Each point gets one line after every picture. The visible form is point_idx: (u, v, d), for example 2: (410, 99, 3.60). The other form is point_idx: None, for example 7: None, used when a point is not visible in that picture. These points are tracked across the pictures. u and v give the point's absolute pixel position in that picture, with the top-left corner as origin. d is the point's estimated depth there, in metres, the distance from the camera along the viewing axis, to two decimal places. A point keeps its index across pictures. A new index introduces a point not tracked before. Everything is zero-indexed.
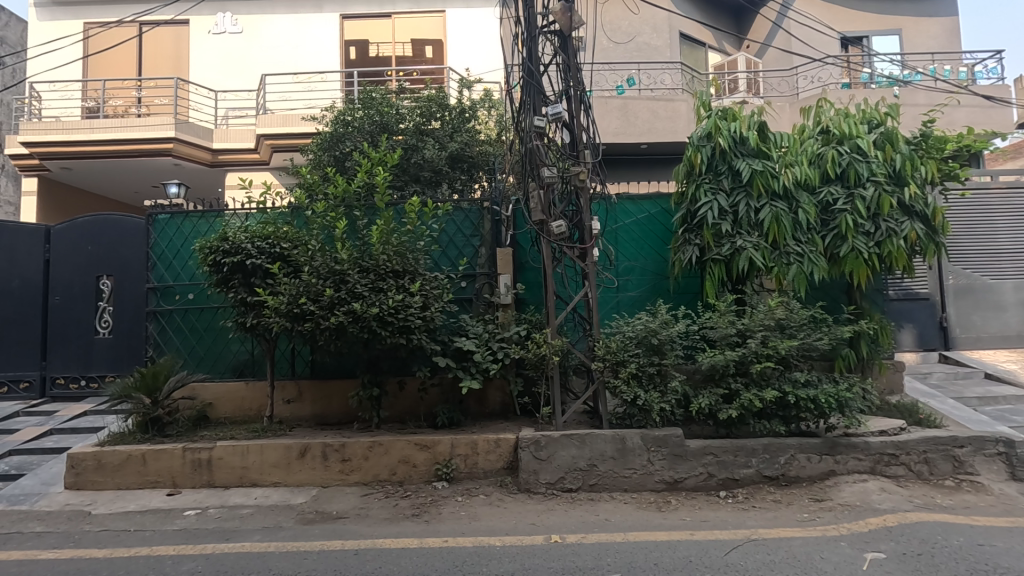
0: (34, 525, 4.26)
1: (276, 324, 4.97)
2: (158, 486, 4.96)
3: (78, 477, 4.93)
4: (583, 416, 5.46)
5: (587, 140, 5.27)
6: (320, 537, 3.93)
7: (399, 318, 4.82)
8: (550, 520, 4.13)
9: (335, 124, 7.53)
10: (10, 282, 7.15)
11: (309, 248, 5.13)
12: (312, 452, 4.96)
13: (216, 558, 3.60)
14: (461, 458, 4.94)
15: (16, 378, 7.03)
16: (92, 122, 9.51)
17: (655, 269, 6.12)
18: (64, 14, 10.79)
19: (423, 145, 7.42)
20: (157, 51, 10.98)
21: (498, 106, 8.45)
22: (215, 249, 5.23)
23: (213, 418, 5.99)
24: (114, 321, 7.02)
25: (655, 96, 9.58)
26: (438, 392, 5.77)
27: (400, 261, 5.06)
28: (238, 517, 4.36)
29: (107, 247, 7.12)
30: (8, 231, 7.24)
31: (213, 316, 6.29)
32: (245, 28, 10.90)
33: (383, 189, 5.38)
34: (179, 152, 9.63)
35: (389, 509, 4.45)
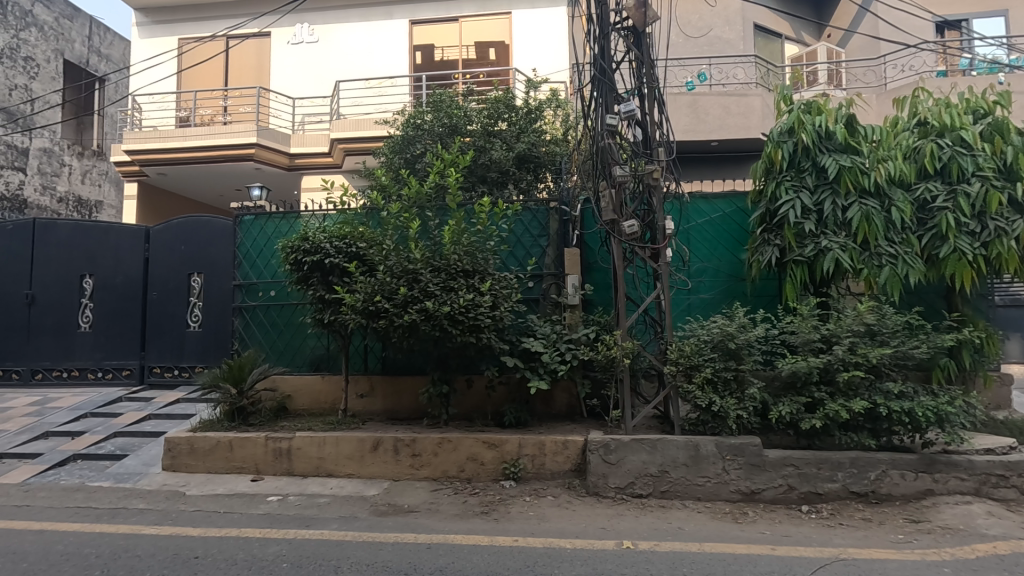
0: (137, 502, 4.63)
1: (351, 321, 5.15)
2: (243, 472, 5.26)
3: (174, 459, 5.31)
4: (653, 421, 5.34)
5: (661, 137, 5.14)
6: (393, 530, 4.03)
7: (470, 317, 4.87)
8: (620, 526, 4.06)
9: (406, 127, 7.72)
10: (116, 278, 7.83)
11: (383, 248, 5.29)
12: (383, 446, 5.12)
13: (299, 544, 3.77)
14: (528, 458, 4.94)
15: (120, 366, 7.69)
16: (184, 131, 10.21)
17: (729, 271, 5.89)
18: (162, 31, 11.67)
19: (491, 146, 7.49)
20: (242, 63, 11.68)
21: (565, 105, 8.40)
22: (296, 248, 5.49)
23: (292, 409, 6.30)
24: (204, 316, 7.47)
25: (727, 91, 9.22)
26: (506, 392, 5.81)
27: (469, 261, 5.14)
28: (316, 505, 4.55)
29: (198, 246, 7.59)
30: (115, 231, 7.92)
31: (292, 313, 6.62)
32: (320, 37, 11.40)
33: (454, 190, 5.48)
34: (260, 157, 10.21)
35: (459, 506, 4.51)
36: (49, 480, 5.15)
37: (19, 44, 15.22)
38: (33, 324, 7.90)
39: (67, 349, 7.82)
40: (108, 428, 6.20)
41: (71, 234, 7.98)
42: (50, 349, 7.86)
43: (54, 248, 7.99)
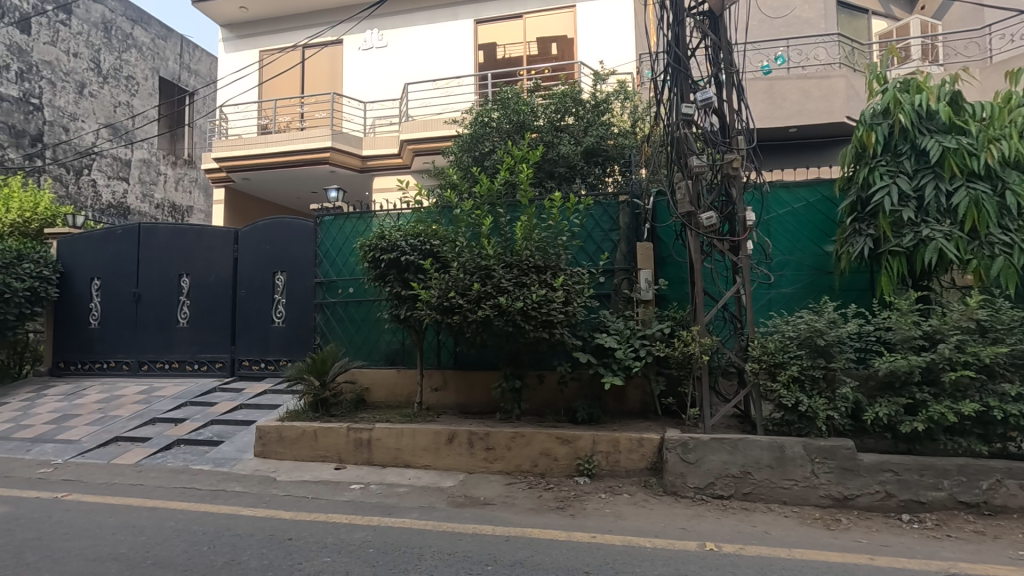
0: (235, 485, 4.98)
1: (427, 316, 5.27)
2: (327, 460, 5.52)
3: (264, 446, 5.65)
4: (732, 421, 5.15)
5: (741, 125, 4.94)
6: (471, 521, 4.11)
7: (542, 313, 4.88)
8: (701, 527, 3.94)
9: (474, 125, 7.73)
10: (210, 277, 8.44)
11: (457, 245, 5.39)
12: (458, 438, 5.22)
13: (382, 531, 3.92)
14: (602, 455, 4.90)
15: (213, 358, 8.28)
16: (266, 138, 10.83)
17: (814, 264, 5.58)
18: (245, 46, 12.43)
19: (558, 141, 7.43)
20: (318, 71, 12.24)
21: (634, 97, 8.22)
22: (373, 246, 5.68)
23: (370, 401, 6.56)
24: (287, 311, 7.89)
25: (807, 73, 8.70)
26: (577, 388, 5.77)
27: (542, 257, 5.14)
28: (397, 495, 4.72)
29: (281, 246, 8.01)
30: (207, 233, 8.52)
31: (369, 309, 6.91)
32: (389, 41, 11.76)
33: (526, 185, 5.49)
34: (335, 160, 10.64)
35: (533, 500, 4.53)
36: (157, 463, 5.63)
37: (122, 64, 16.70)
38: (140, 320, 8.65)
39: (168, 343, 8.50)
40: (205, 416, 6.70)
41: (170, 236, 8.66)
42: (153, 342, 8.57)
43: (156, 250, 8.70)
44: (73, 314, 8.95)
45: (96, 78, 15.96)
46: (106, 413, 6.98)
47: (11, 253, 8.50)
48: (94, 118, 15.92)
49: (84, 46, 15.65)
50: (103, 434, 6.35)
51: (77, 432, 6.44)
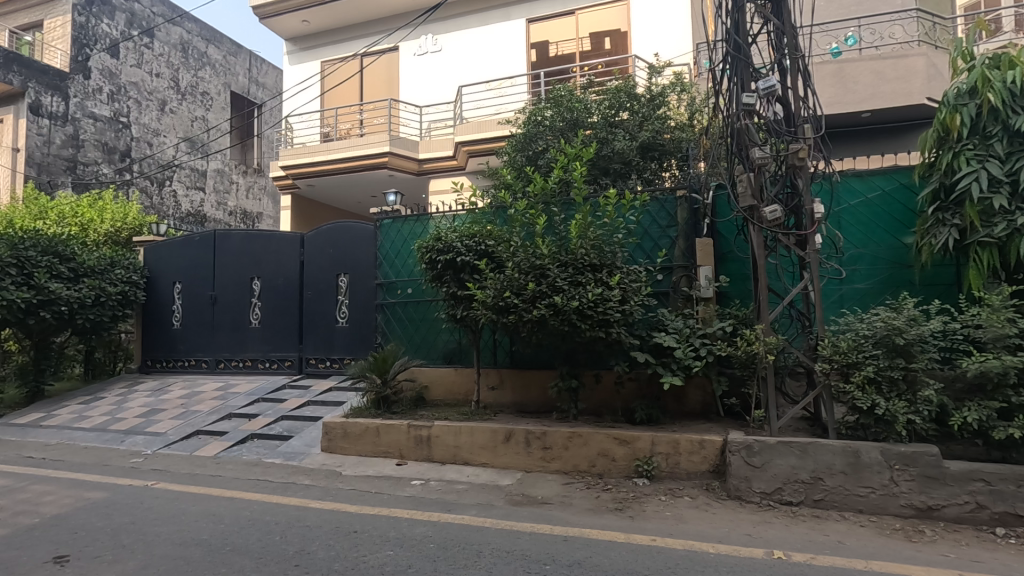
0: (304, 478, 5.23)
1: (483, 316, 5.32)
2: (389, 456, 5.69)
3: (331, 441, 5.89)
4: (801, 424, 4.91)
5: (807, 112, 4.69)
6: (528, 519, 4.13)
7: (599, 312, 4.83)
8: (768, 534, 3.77)
9: (527, 125, 7.68)
10: (279, 280, 8.88)
11: (512, 245, 5.41)
12: (516, 437, 5.25)
13: (442, 527, 4.00)
14: (662, 456, 4.79)
15: (282, 357, 8.71)
16: (328, 145, 11.26)
17: (890, 257, 5.23)
18: (308, 58, 12.99)
19: (613, 137, 7.30)
20: (375, 78, 12.62)
21: (691, 89, 7.98)
22: (430, 248, 5.79)
23: (429, 399, 6.71)
24: (350, 312, 8.19)
25: (882, 53, 8.14)
26: (635, 388, 5.68)
27: (597, 255, 5.09)
28: (456, 491, 4.80)
29: (343, 249, 8.32)
30: (276, 238, 8.97)
31: (427, 309, 7.08)
32: (443, 46, 11.97)
33: (580, 183, 5.45)
34: (393, 164, 10.93)
35: (591, 500, 4.49)
36: (234, 455, 5.99)
37: (197, 81, 17.85)
38: (217, 320, 9.22)
39: (242, 342, 9.01)
40: (276, 412, 7.05)
41: (243, 242, 9.18)
42: (229, 342, 9.11)
43: (230, 256, 9.24)
44: (159, 315, 9.64)
45: (176, 95, 17.15)
46: (188, 408, 7.49)
47: (106, 260, 9.16)
48: (174, 132, 17.10)
49: (165, 66, 16.85)
50: (186, 427, 6.81)
51: (164, 426, 6.94)
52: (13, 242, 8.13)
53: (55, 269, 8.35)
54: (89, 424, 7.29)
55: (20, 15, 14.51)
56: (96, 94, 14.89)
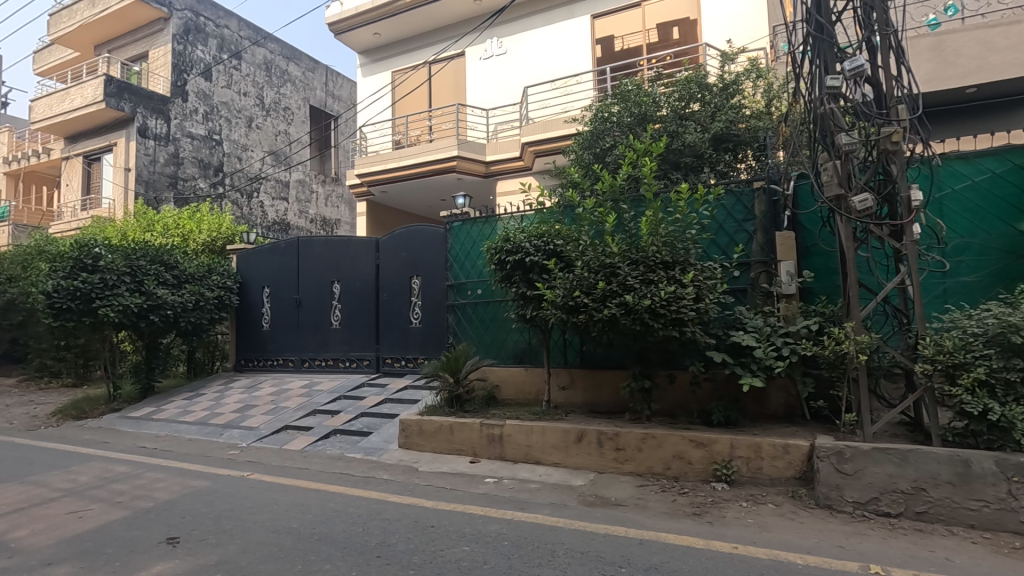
0: (383, 473, 5.45)
1: (552, 316, 5.30)
2: (462, 454, 5.81)
3: (407, 438, 6.10)
4: (899, 429, 4.55)
5: (902, 92, 4.33)
6: (602, 521, 4.08)
7: (672, 311, 4.70)
8: (863, 547, 3.52)
9: (594, 122, 7.53)
10: (357, 283, 9.31)
11: (580, 244, 5.38)
12: (588, 438, 5.21)
13: (517, 525, 4.03)
14: (742, 461, 4.59)
15: (361, 357, 9.12)
16: (399, 152, 11.64)
17: (1002, 246, 4.74)
18: (379, 69, 13.51)
19: (684, 130, 7.05)
20: (443, 84, 12.93)
21: (768, 75, 7.58)
22: (499, 249, 5.86)
23: (500, 398, 6.79)
24: (423, 313, 8.44)
25: (989, 21, 7.36)
26: (712, 388, 5.48)
27: (669, 252, 4.97)
28: (528, 490, 4.83)
29: (415, 252, 8.58)
30: (353, 243, 9.40)
31: (497, 309, 7.23)
32: (508, 48, 12.08)
33: (650, 179, 5.33)
34: (461, 168, 11.14)
35: (667, 504, 4.38)
36: (319, 449, 6.34)
37: (280, 98, 19.04)
38: (301, 322, 9.79)
39: (324, 342, 9.52)
40: (356, 409, 7.39)
41: (323, 247, 9.69)
42: (312, 342, 9.65)
43: (312, 261, 9.78)
44: (251, 318, 10.37)
45: (261, 112, 18.38)
46: (278, 404, 8.01)
47: (204, 267, 9.96)
48: (260, 147, 18.33)
49: (251, 86, 18.11)
50: (276, 422, 7.28)
51: (256, 420, 7.46)
52: (127, 253, 9.04)
53: (161, 276, 9.20)
54: (193, 418, 7.96)
55: (129, 48, 16.10)
56: (193, 115, 16.22)
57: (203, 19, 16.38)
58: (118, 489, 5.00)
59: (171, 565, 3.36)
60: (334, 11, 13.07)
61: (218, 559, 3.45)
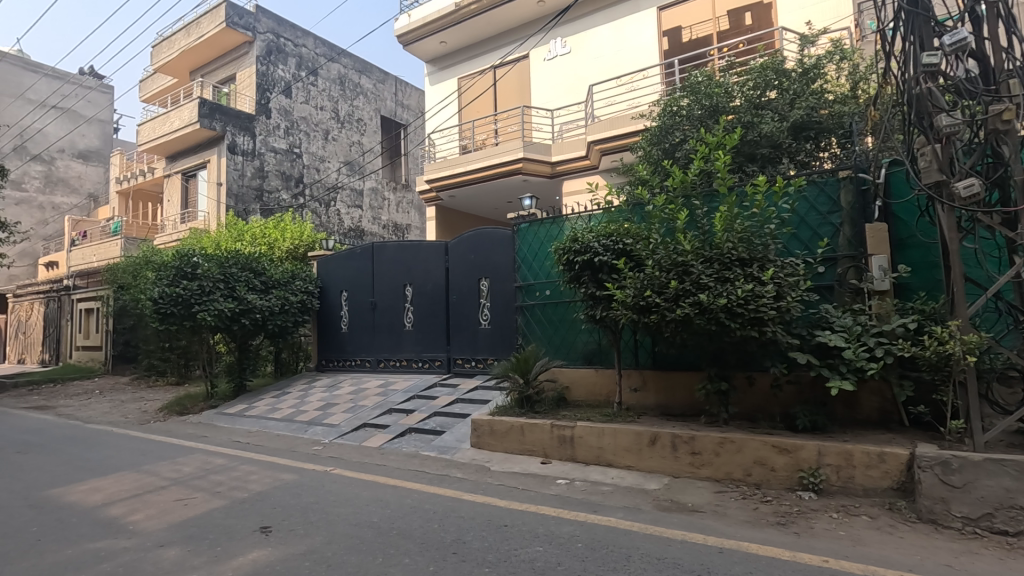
0: (457, 472, 5.57)
1: (623, 316, 5.20)
2: (533, 454, 5.83)
3: (479, 438, 6.18)
4: (1015, 438, 4.12)
5: (1013, 65, 3.92)
6: (679, 527, 3.97)
7: (750, 309, 4.49)
8: (975, 567, 3.20)
9: (663, 116, 7.30)
10: (428, 286, 9.58)
11: (650, 242, 5.25)
12: (662, 441, 5.08)
13: (590, 527, 4.00)
14: (831, 469, 4.32)
15: (433, 357, 9.37)
16: (466, 157, 11.86)
17: None
18: (446, 76, 13.84)
19: (760, 120, 6.70)
20: (508, 88, 13.04)
21: (852, 55, 7.08)
22: (567, 249, 5.82)
23: (571, 400, 6.76)
24: (492, 314, 8.56)
25: None
26: (796, 391, 5.19)
27: (746, 249, 4.76)
28: (601, 493, 4.78)
29: (484, 254, 8.70)
30: (424, 247, 9.67)
31: (566, 309, 7.24)
32: (572, 47, 12.03)
33: (724, 173, 5.12)
34: (527, 169, 11.19)
35: (748, 512, 4.18)
36: (395, 447, 6.57)
37: (353, 110, 19.94)
38: (377, 323, 10.19)
39: (398, 343, 9.86)
40: (430, 408, 7.59)
41: (396, 252, 10.03)
42: (387, 343, 10.02)
43: (386, 265, 10.15)
44: (330, 320, 10.90)
45: (336, 124, 19.33)
46: (356, 403, 8.38)
47: (289, 273, 10.58)
48: (336, 158, 19.28)
49: (327, 100, 19.09)
50: (355, 420, 7.63)
51: (337, 418, 7.84)
52: (221, 261, 9.80)
53: (251, 282, 9.88)
54: (280, 415, 8.48)
55: (220, 71, 17.43)
56: (276, 131, 17.31)
57: (283, 40, 17.43)
58: (216, 480, 5.42)
59: (265, 552, 3.60)
60: (402, 23, 13.53)
61: (306, 549, 3.65)
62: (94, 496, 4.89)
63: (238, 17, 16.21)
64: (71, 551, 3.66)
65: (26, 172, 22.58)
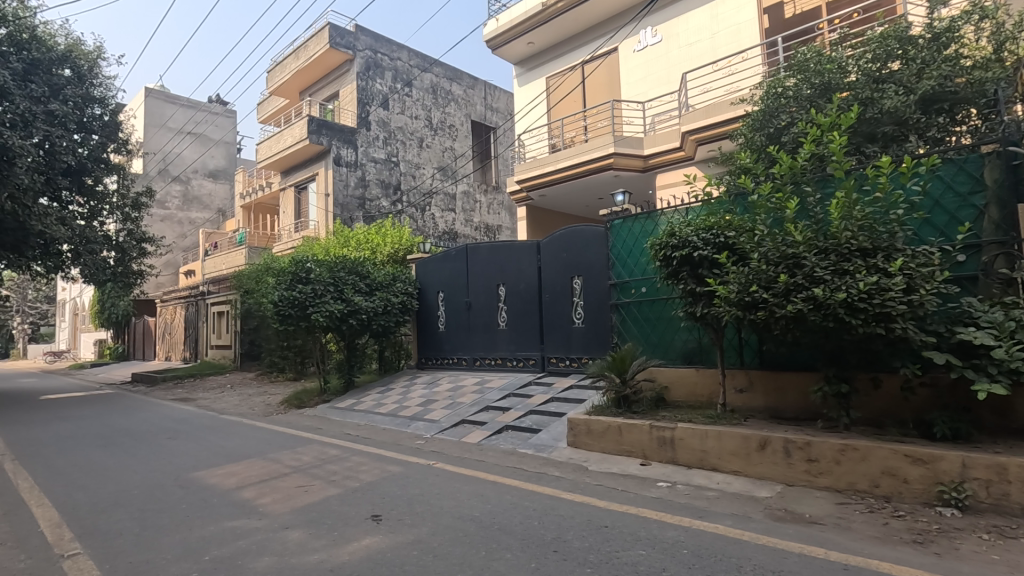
0: (554, 470, 5.57)
1: (726, 313, 4.92)
2: (632, 455, 5.68)
3: (575, 437, 6.14)
4: None
5: None
6: (795, 539, 3.69)
7: (875, 304, 4.08)
8: None
9: (767, 99, 6.82)
10: (521, 285, 9.69)
11: (755, 235, 4.93)
12: (773, 446, 4.76)
13: (695, 533, 3.83)
14: (979, 484, 3.82)
15: (527, 356, 9.46)
16: (556, 155, 11.84)
17: None
18: (534, 76, 13.91)
19: (881, 95, 6.06)
20: (597, 83, 12.86)
21: (996, 12, 6.18)
22: (664, 244, 5.61)
23: (670, 400, 6.54)
24: (585, 313, 8.47)
25: None
26: (932, 395, 4.66)
27: (868, 238, 4.33)
28: (706, 498, 4.56)
29: (576, 252, 8.62)
30: (517, 247, 9.77)
31: (663, 307, 7.03)
32: (664, 35, 11.64)
33: (840, 155, 4.70)
34: (618, 164, 10.97)
35: (877, 527, 3.80)
36: (493, 443, 6.72)
37: (445, 116, 20.65)
38: (472, 323, 10.47)
39: (493, 342, 10.06)
40: (525, 406, 7.66)
41: (489, 252, 10.23)
42: (482, 342, 10.26)
43: (480, 265, 10.38)
44: (428, 320, 11.35)
45: (430, 132, 20.11)
46: (454, 400, 8.66)
47: (390, 276, 11.15)
48: (430, 164, 20.07)
49: (421, 109, 19.91)
50: (454, 416, 7.88)
51: (437, 414, 8.15)
52: (331, 266, 10.55)
53: (357, 285, 10.52)
54: (385, 410, 8.96)
55: (325, 89, 18.76)
56: (375, 141, 18.31)
57: (381, 55, 18.38)
58: (331, 469, 5.84)
59: (377, 539, 3.81)
60: (490, 28, 13.75)
61: (414, 538, 3.82)
62: (230, 480, 5.45)
63: (340, 37, 17.33)
64: (213, 528, 4.10)
65: (168, 192, 25.70)
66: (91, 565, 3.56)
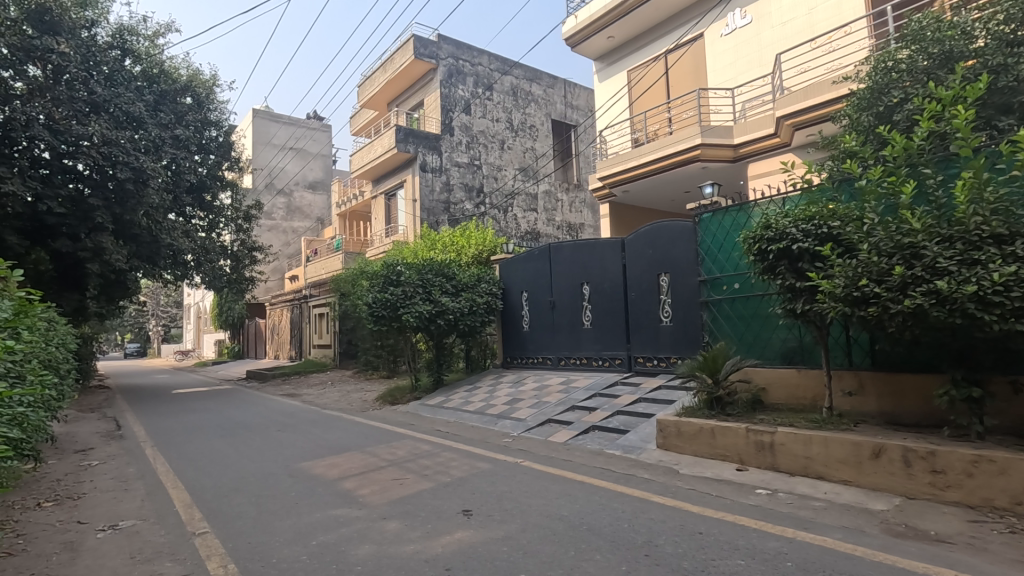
0: (644, 472, 5.44)
1: (832, 310, 4.55)
2: (727, 460, 5.41)
3: (665, 439, 5.95)
4: None
5: None
6: (919, 558, 3.34)
7: (1014, 298, 3.62)
8: None
9: (875, 75, 6.22)
10: (605, 284, 9.54)
11: (865, 224, 4.52)
12: (889, 454, 4.34)
13: (800, 546, 3.58)
14: None
15: (613, 356, 9.30)
16: (639, 150, 11.54)
17: None
18: (615, 71, 13.66)
19: (1018, 60, 5.34)
20: (681, 72, 12.40)
21: None
22: (758, 238, 5.28)
23: (768, 402, 6.17)
24: (673, 311, 8.18)
25: None
26: None
27: (1004, 223, 3.84)
28: (811, 508, 4.24)
29: (662, 248, 8.36)
30: (600, 245, 9.65)
31: (759, 304, 6.72)
32: (754, 15, 10.99)
33: (966, 131, 4.20)
34: (706, 155, 10.50)
35: (1020, 551, 3.35)
36: (580, 443, 6.67)
37: (526, 117, 20.79)
38: (556, 322, 10.46)
39: (578, 341, 9.99)
40: (612, 407, 7.54)
41: (571, 251, 10.17)
42: (566, 341, 10.23)
43: (563, 264, 10.35)
44: (513, 319, 11.49)
45: (511, 133, 20.34)
46: (540, 399, 8.70)
47: (475, 276, 11.41)
48: (512, 165, 20.30)
49: (502, 111, 20.18)
50: (540, 415, 7.93)
51: (523, 413, 8.23)
52: (419, 269, 10.97)
53: (444, 286, 10.86)
54: (472, 408, 9.18)
55: (411, 99, 19.55)
56: (459, 146, 18.80)
57: (462, 62, 18.83)
58: (423, 463, 6.07)
59: (468, 533, 3.91)
60: (569, 25, 13.65)
61: (504, 535, 3.87)
62: (332, 470, 5.82)
63: (424, 48, 17.97)
64: (319, 516, 4.39)
65: (274, 204, 27.95)
66: (217, 543, 3.94)
